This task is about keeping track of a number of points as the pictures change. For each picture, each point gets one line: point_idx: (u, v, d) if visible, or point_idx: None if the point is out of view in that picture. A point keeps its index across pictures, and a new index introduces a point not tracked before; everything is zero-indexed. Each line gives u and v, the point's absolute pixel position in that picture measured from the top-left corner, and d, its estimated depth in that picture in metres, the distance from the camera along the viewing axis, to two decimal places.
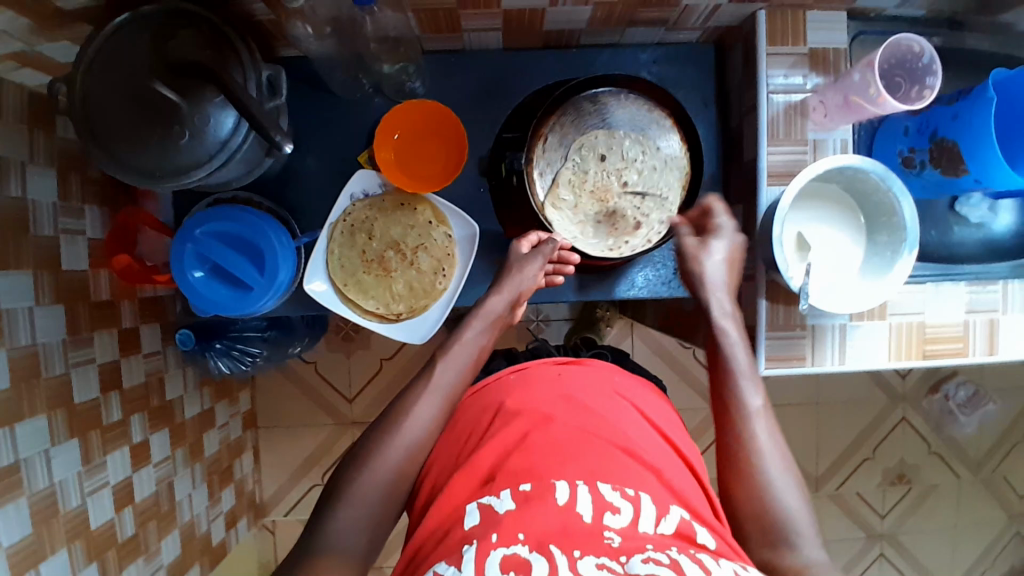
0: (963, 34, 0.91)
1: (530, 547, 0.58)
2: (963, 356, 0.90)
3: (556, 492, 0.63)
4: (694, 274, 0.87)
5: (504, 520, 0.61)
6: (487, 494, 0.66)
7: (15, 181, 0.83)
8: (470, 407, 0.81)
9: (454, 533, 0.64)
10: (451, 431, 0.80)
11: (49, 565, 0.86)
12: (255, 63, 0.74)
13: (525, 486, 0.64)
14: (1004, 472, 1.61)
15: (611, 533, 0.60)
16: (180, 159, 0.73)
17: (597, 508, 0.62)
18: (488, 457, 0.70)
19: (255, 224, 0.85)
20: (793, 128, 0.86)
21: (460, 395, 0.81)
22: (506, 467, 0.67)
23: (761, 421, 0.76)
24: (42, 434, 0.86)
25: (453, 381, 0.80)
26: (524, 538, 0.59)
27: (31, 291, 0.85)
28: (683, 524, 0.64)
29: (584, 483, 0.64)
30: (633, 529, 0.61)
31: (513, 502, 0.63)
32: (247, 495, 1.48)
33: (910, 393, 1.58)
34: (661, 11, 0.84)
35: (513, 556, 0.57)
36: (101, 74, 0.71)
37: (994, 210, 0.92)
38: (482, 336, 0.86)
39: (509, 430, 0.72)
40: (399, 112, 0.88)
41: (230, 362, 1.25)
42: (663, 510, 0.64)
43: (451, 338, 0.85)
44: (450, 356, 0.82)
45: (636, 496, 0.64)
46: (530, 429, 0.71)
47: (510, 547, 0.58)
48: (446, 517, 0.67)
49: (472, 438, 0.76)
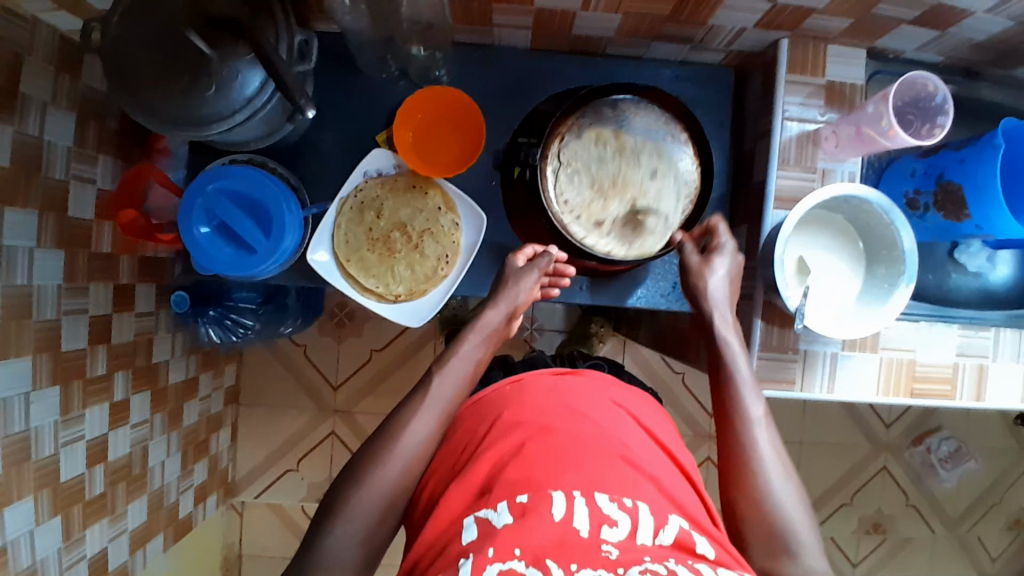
0: (977, 85, 0.94)
1: (527, 562, 0.58)
2: (950, 399, 0.91)
3: (553, 504, 0.62)
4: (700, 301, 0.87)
5: (501, 533, 0.61)
6: (483, 507, 0.65)
7: (34, 121, 0.83)
8: (466, 416, 0.80)
9: (452, 548, 0.63)
10: (449, 439, 0.79)
11: (14, 511, 0.84)
12: (290, 28, 0.78)
13: (522, 497, 0.64)
14: (979, 532, 1.61)
15: (609, 546, 0.60)
16: (204, 109, 0.75)
17: (594, 521, 0.62)
18: (484, 465, 0.69)
19: (266, 187, 0.86)
20: (804, 155, 0.88)
21: (456, 410, 0.80)
22: (503, 477, 0.67)
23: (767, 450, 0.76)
24: (25, 376, 0.85)
25: (449, 399, 0.79)
26: (520, 553, 0.59)
27: (35, 232, 0.85)
28: (683, 533, 0.63)
29: (581, 495, 0.64)
30: (630, 542, 0.61)
31: (510, 515, 0.63)
32: (219, 472, 1.46)
33: (893, 442, 1.58)
34: (688, 29, 0.86)
35: (510, 572, 0.57)
36: (137, 19, 0.73)
37: (992, 261, 0.95)
38: (478, 350, 0.85)
39: (506, 439, 0.71)
40: (423, 95, 0.89)
41: (220, 331, 1.25)
42: (662, 520, 0.64)
43: (449, 352, 0.84)
44: (447, 370, 0.81)
45: (633, 506, 0.64)
46: (527, 439, 0.70)
47: (506, 563, 0.58)
48: (445, 530, 0.67)
49: (467, 444, 0.75)
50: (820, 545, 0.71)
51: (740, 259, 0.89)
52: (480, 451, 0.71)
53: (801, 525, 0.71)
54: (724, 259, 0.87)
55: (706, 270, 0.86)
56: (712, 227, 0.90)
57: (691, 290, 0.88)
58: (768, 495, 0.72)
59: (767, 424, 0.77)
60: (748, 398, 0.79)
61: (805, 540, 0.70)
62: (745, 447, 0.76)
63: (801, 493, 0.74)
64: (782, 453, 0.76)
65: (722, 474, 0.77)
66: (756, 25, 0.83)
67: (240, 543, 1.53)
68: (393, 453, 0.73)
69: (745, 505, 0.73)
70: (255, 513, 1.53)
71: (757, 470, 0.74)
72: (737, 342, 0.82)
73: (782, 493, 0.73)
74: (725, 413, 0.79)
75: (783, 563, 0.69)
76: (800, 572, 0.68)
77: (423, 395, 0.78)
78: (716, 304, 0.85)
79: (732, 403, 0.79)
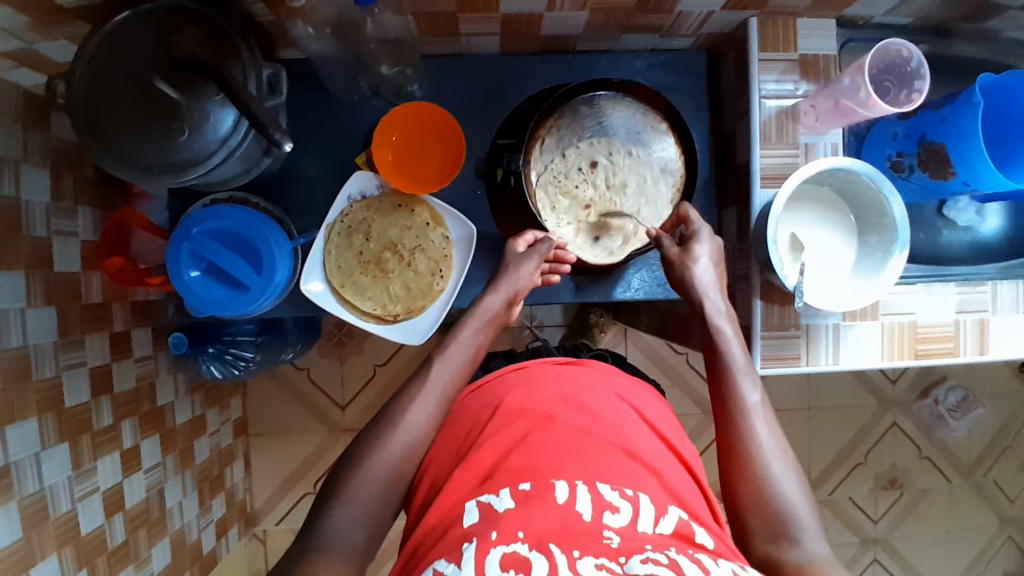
0: (949, 42, 0.94)
1: (529, 545, 0.56)
2: (954, 356, 0.92)
3: (556, 491, 0.62)
4: (690, 289, 0.85)
5: (505, 517, 0.60)
6: (485, 492, 0.65)
7: (9, 182, 0.82)
8: (469, 404, 0.80)
9: (454, 531, 0.62)
10: (449, 429, 0.79)
11: (38, 571, 0.84)
12: (256, 62, 0.76)
13: (525, 484, 0.64)
14: (994, 476, 1.63)
15: (611, 533, 0.59)
16: (179, 155, 0.74)
17: (596, 507, 0.61)
18: (487, 455, 0.69)
19: (253, 223, 0.85)
20: (785, 132, 0.88)
21: (457, 393, 0.81)
22: (507, 464, 0.67)
23: (768, 451, 0.74)
24: (32, 438, 0.84)
25: (451, 378, 0.80)
26: (524, 536, 0.57)
27: (23, 292, 0.83)
28: (682, 524, 0.63)
29: (583, 483, 0.63)
30: (632, 529, 0.60)
31: (512, 500, 0.63)
32: (238, 504, 1.46)
33: (900, 398, 1.59)
34: (656, 18, 0.86)
35: (514, 554, 0.56)
36: (101, 68, 0.72)
37: (982, 214, 0.95)
38: (478, 336, 0.85)
39: (510, 429, 0.72)
40: (398, 113, 0.89)
41: (221, 366, 1.24)
42: (662, 510, 0.63)
43: (448, 338, 0.84)
44: (446, 355, 0.81)
45: (634, 496, 0.63)
46: (531, 429, 0.71)
47: (509, 545, 0.57)
48: (448, 513, 0.66)
49: (469, 437, 0.75)
50: (822, 527, 0.70)
51: (718, 242, 0.87)
52: (484, 438, 0.72)
53: (802, 506, 0.70)
54: (705, 246, 0.86)
55: (690, 259, 0.85)
56: (685, 214, 0.89)
57: (680, 282, 0.86)
58: (768, 477, 0.72)
59: (764, 407, 0.77)
60: (744, 382, 0.78)
61: (806, 524, 0.69)
62: (741, 426, 0.75)
63: (800, 474, 0.73)
64: (778, 434, 0.76)
65: (721, 467, 0.76)
66: (724, 7, 0.83)
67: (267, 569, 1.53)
68: (404, 472, 0.73)
69: (747, 491, 0.72)
70: (278, 538, 1.53)
71: (756, 457, 0.73)
72: (731, 330, 0.81)
73: (781, 474, 0.72)
74: (726, 416, 0.77)
75: (784, 559, 0.67)
76: (807, 557, 0.67)
77: (424, 380, 0.79)
78: (707, 292, 0.84)
79: (730, 391, 0.78)
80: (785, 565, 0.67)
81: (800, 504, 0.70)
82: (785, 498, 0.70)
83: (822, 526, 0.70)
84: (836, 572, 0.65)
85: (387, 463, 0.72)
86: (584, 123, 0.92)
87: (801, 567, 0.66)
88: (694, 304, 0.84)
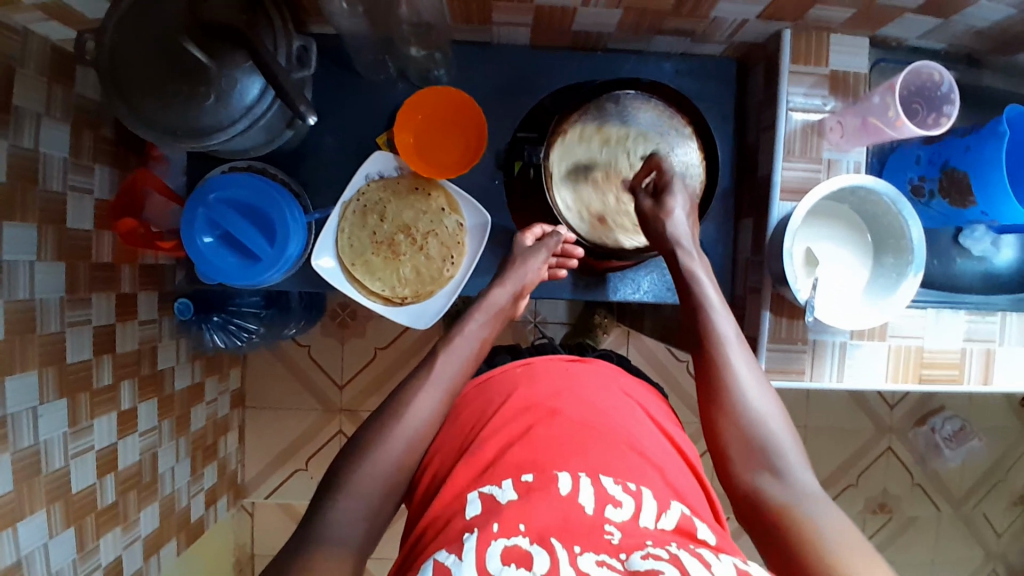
0: (979, 71, 0.94)
1: (530, 539, 0.56)
2: (958, 384, 0.91)
3: (558, 483, 0.62)
4: (664, 239, 0.85)
5: (506, 509, 0.60)
6: (487, 484, 0.65)
7: (28, 134, 0.82)
8: (474, 398, 0.80)
9: (454, 523, 0.62)
10: (456, 418, 0.79)
11: (26, 525, 0.84)
12: (288, 33, 0.78)
13: (528, 476, 0.64)
14: (983, 510, 1.62)
15: (612, 527, 0.59)
16: (202, 120, 0.74)
17: (599, 501, 0.61)
18: (490, 446, 0.69)
19: (268, 193, 0.85)
20: (809, 147, 0.87)
21: (461, 388, 0.80)
22: (509, 457, 0.67)
23: (748, 386, 0.73)
24: (31, 391, 0.84)
25: (454, 374, 0.80)
26: (525, 529, 0.57)
27: (34, 246, 0.83)
28: (684, 519, 0.62)
29: (586, 476, 0.63)
30: (634, 524, 0.59)
31: (515, 492, 0.62)
32: (228, 475, 1.46)
33: (897, 424, 1.59)
34: (690, 22, 0.85)
35: (515, 548, 0.55)
36: (130, 31, 0.73)
37: (997, 245, 0.95)
38: (483, 329, 0.84)
39: (513, 422, 0.71)
40: (424, 96, 0.89)
41: (225, 336, 1.26)
42: (664, 506, 0.63)
43: (453, 331, 0.84)
44: (452, 349, 0.81)
45: (638, 490, 0.63)
46: (534, 423, 0.70)
47: (510, 538, 0.56)
48: (449, 505, 0.66)
49: (474, 425, 0.75)
50: (804, 457, 0.69)
51: (691, 194, 0.88)
52: (487, 431, 0.71)
53: (780, 434, 0.70)
54: (678, 199, 0.86)
55: (663, 212, 0.85)
56: (657, 166, 0.89)
57: (658, 234, 0.85)
58: (743, 410, 0.71)
59: (738, 339, 0.76)
60: (717, 319, 0.78)
61: (787, 454, 0.69)
62: (719, 366, 0.74)
63: (778, 403, 0.73)
64: (755, 370, 0.75)
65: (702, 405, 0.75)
66: (759, 16, 0.82)
67: (252, 544, 1.53)
68: (399, 454, 0.73)
69: (725, 425, 0.72)
70: (266, 513, 1.54)
71: (732, 390, 0.73)
72: (703, 270, 0.81)
73: (760, 409, 0.72)
74: (704, 359, 0.76)
75: (769, 493, 0.66)
76: (789, 489, 0.66)
77: (428, 372, 0.79)
78: (681, 240, 0.84)
79: (703, 327, 0.77)
80: (770, 500, 0.65)
81: (775, 429, 0.70)
82: (765, 430, 0.70)
83: (802, 452, 0.70)
84: (819, 499, 0.64)
85: (384, 445, 0.72)
86: (607, 121, 0.93)
87: (785, 498, 0.65)
88: (669, 253, 0.84)
